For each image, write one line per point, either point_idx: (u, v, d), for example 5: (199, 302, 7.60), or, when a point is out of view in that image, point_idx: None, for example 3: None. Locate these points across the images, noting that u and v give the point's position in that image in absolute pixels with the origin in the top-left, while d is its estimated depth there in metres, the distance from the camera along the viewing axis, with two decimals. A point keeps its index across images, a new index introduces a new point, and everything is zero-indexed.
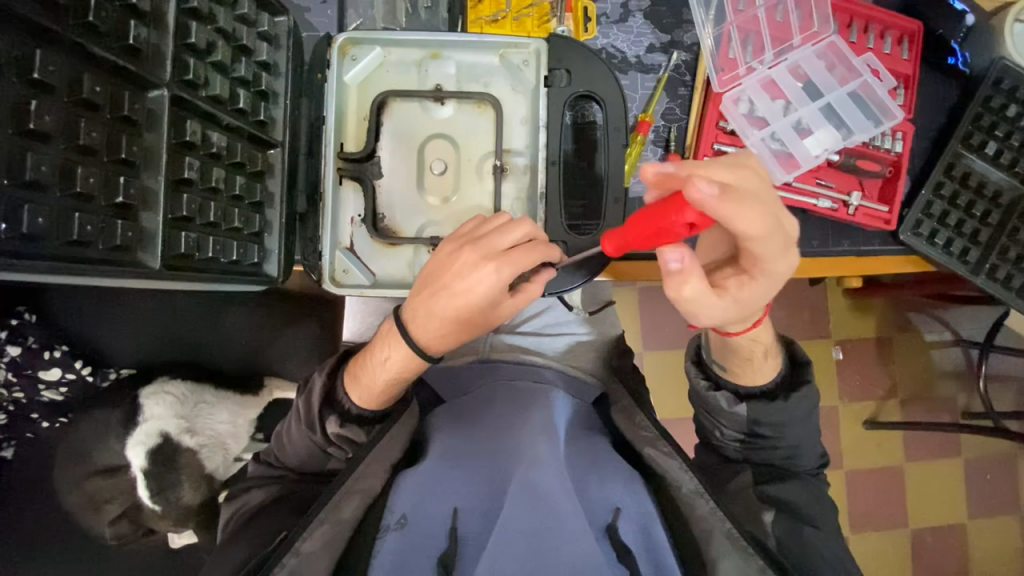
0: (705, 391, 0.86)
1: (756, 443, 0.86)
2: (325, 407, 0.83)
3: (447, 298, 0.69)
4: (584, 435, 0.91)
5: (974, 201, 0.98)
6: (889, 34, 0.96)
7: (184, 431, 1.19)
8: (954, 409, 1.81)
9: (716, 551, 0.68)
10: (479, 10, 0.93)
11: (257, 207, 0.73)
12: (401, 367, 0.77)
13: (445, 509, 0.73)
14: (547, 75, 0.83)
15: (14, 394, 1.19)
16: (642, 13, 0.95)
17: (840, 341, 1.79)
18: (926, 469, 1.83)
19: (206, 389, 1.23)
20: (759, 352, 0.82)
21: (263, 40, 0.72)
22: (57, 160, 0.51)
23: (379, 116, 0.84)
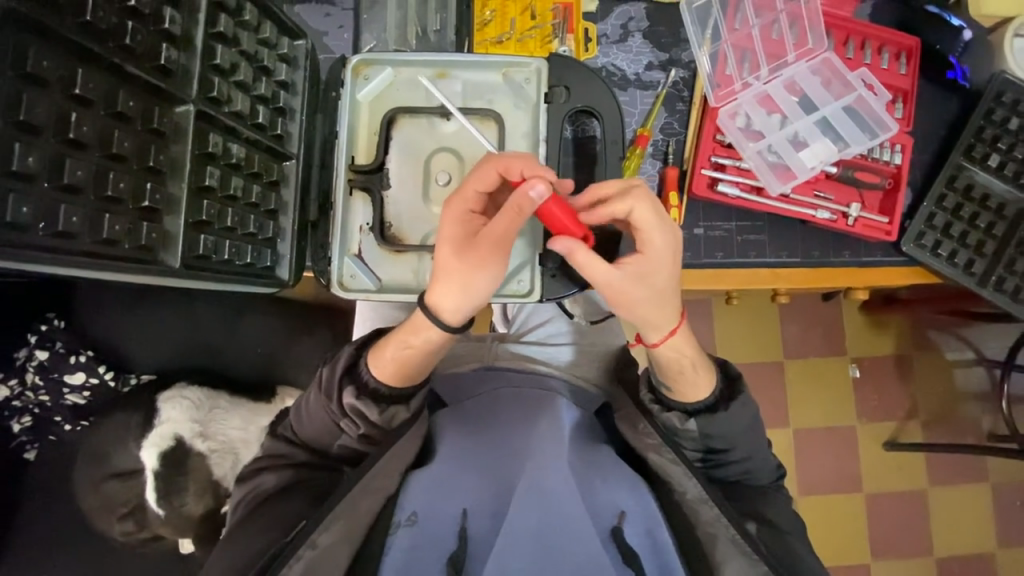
0: (659, 413, 0.91)
1: (716, 458, 0.91)
2: (345, 377, 0.86)
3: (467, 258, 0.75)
4: (588, 441, 0.90)
5: (978, 213, 0.97)
6: (887, 50, 0.98)
7: (196, 436, 1.21)
8: (978, 431, 1.75)
9: (721, 555, 0.72)
10: (485, 32, 0.99)
11: (272, 215, 0.77)
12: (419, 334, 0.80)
13: (454, 511, 0.76)
14: (547, 92, 0.87)
15: (40, 398, 1.27)
16: (641, 33, 0.99)
17: (857, 358, 1.77)
18: (951, 493, 1.76)
19: (221, 395, 1.26)
20: (688, 367, 0.88)
21: (282, 61, 0.78)
22: (92, 166, 0.55)
23: (389, 131, 0.89)
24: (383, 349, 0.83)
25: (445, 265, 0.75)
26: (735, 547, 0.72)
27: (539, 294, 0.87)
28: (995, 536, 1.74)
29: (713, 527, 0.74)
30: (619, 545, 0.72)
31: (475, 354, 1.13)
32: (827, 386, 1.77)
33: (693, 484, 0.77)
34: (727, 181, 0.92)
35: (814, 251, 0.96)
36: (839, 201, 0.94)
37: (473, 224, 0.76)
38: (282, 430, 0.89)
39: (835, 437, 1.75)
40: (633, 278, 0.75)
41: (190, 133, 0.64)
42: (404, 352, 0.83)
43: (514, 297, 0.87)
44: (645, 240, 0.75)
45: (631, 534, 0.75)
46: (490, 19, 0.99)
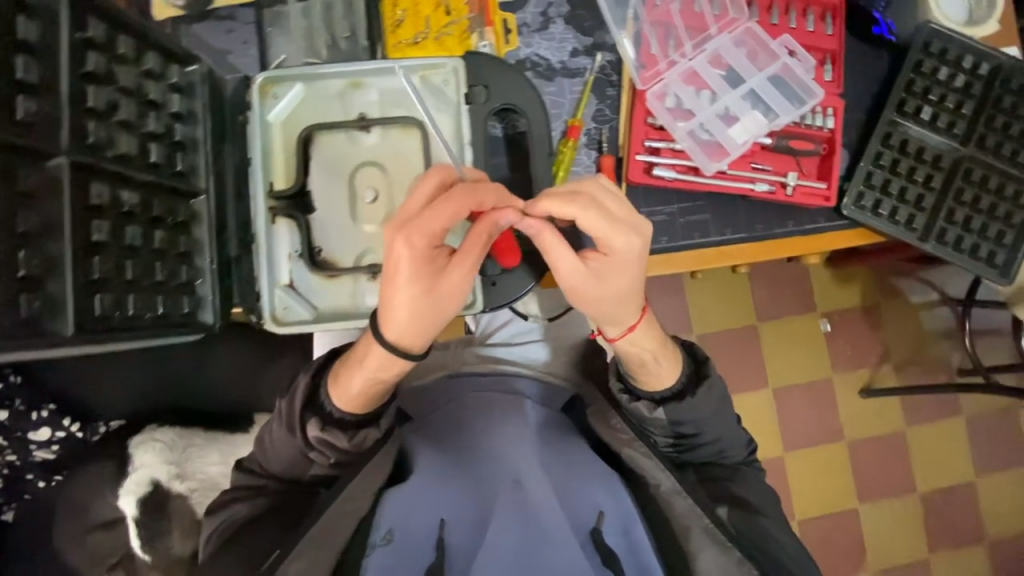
0: (627, 403, 0.89)
1: (686, 443, 0.90)
2: (307, 408, 0.81)
3: (416, 291, 0.72)
4: (558, 444, 0.90)
5: (915, 167, 0.97)
6: (812, 11, 0.96)
7: (173, 477, 1.16)
8: (949, 369, 1.78)
9: (694, 544, 0.71)
10: (398, 33, 0.92)
11: (185, 257, 0.73)
12: (378, 367, 0.77)
13: (431, 522, 0.77)
14: (466, 92, 0.83)
15: (7, 458, 1.15)
16: (562, 19, 0.96)
17: (827, 312, 1.78)
18: (927, 430, 1.81)
19: (196, 432, 1.19)
20: (648, 356, 0.87)
21: (174, 91, 0.73)
22: None
23: (306, 150, 0.85)
24: (349, 382, 0.79)
25: (413, 310, 0.73)
26: (709, 537, 0.70)
27: (482, 304, 0.85)
28: (971, 465, 1.81)
29: (687, 519, 0.73)
30: (596, 544, 0.74)
31: (438, 363, 1.09)
32: (801, 343, 1.79)
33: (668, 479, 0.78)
34: (662, 165, 0.91)
35: (758, 226, 0.95)
36: (777, 171, 0.93)
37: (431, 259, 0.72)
38: (250, 461, 0.85)
39: (812, 392, 1.78)
40: (595, 280, 0.78)
41: (65, 189, 0.58)
42: (373, 384, 0.79)
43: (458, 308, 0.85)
44: (607, 244, 0.75)
45: (611, 535, 0.77)
46: (401, 19, 0.93)
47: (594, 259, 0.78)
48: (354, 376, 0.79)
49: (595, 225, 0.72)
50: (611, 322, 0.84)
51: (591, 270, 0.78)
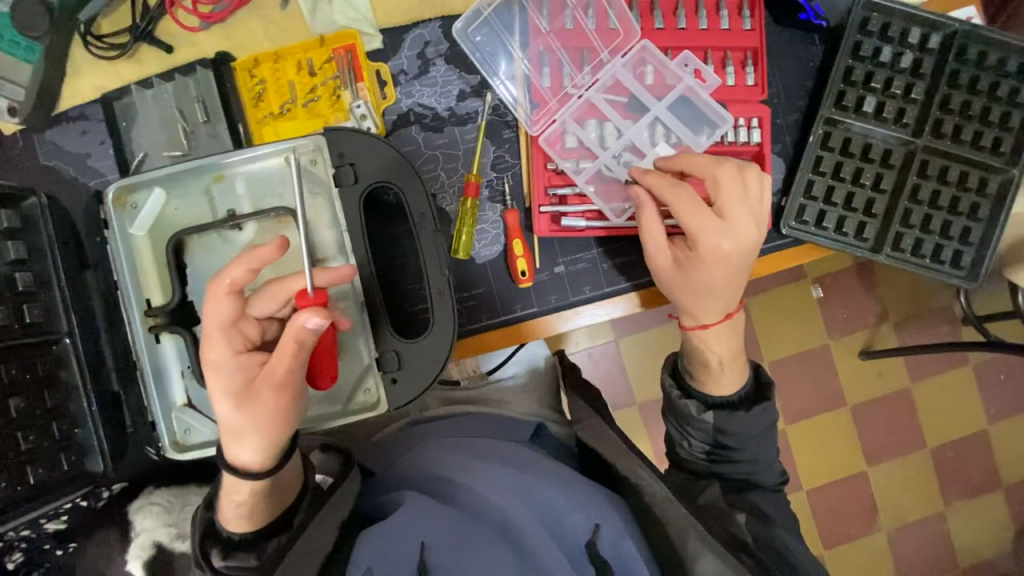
0: (677, 399, 0.83)
1: (722, 455, 0.83)
2: (206, 540, 0.74)
3: (231, 404, 0.63)
4: (534, 463, 0.80)
5: (861, 168, 0.86)
6: (725, 4, 0.83)
7: (177, 538, 0.88)
8: (952, 318, 1.56)
9: (693, 549, 0.67)
10: (262, 108, 0.84)
11: (58, 410, 0.70)
12: (238, 488, 0.70)
13: (412, 546, 0.66)
14: (334, 174, 0.75)
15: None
16: (442, 58, 0.85)
17: (816, 278, 1.55)
18: (935, 384, 1.58)
19: (193, 490, 0.94)
20: (715, 360, 0.83)
21: (11, 236, 0.68)
22: None
23: (179, 259, 0.78)
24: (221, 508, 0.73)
25: (231, 423, 0.63)
26: (705, 543, 0.68)
27: (388, 403, 0.77)
28: (984, 413, 1.58)
29: (682, 524, 0.70)
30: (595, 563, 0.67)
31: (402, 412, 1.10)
32: (792, 315, 1.55)
33: (659, 486, 0.74)
34: (571, 214, 0.82)
35: None
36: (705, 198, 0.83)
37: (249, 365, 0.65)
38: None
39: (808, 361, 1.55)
40: (678, 272, 0.77)
41: None
42: (255, 503, 0.72)
43: (362, 410, 0.78)
44: (701, 238, 0.73)
45: (607, 546, 0.68)
46: (261, 90, 0.84)
47: (709, 236, 0.73)
48: (235, 500, 0.72)
49: (669, 197, 0.73)
50: (689, 316, 0.81)
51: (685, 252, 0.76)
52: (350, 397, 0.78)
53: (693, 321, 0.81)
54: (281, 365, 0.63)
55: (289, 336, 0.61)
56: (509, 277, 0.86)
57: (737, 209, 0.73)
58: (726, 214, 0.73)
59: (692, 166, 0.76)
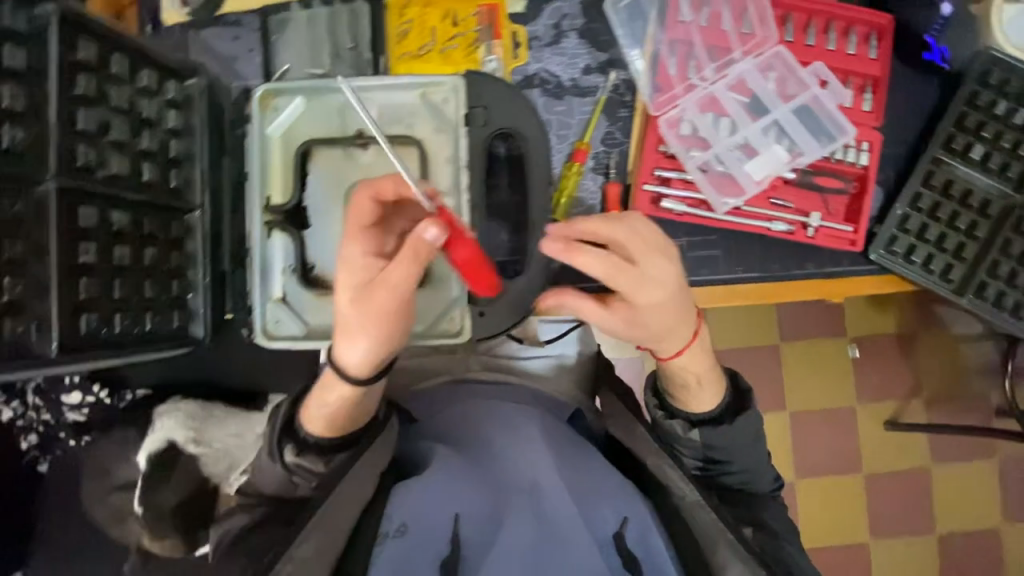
0: (661, 420, 0.83)
1: (715, 468, 0.82)
2: (284, 434, 0.78)
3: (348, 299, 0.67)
4: (571, 446, 0.83)
5: (958, 212, 0.89)
6: (854, 31, 0.87)
7: (189, 440, 1.11)
8: (986, 408, 1.52)
9: (722, 558, 0.67)
10: (403, 45, 0.89)
11: (177, 273, 0.74)
12: (337, 396, 0.74)
13: (445, 517, 0.71)
14: (466, 114, 0.80)
15: (42, 415, 1.21)
16: (576, 32, 0.90)
17: (856, 337, 1.52)
18: (956, 471, 1.54)
19: (214, 404, 1.14)
20: (692, 379, 0.79)
21: (171, 107, 0.72)
22: None
23: (305, 165, 0.84)
24: (311, 408, 0.76)
25: (349, 316, 0.68)
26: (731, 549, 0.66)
27: (470, 334, 0.83)
28: (1000, 509, 1.54)
29: (710, 531, 0.69)
30: (619, 551, 0.71)
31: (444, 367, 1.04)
32: (823, 369, 1.53)
33: (691, 490, 0.72)
34: (672, 197, 0.86)
35: (776, 266, 0.89)
36: (800, 209, 0.87)
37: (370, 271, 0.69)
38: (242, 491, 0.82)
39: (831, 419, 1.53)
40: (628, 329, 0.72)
41: (54, 212, 0.58)
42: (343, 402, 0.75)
43: (444, 334, 0.83)
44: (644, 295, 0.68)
45: (630, 538, 0.72)
46: (407, 29, 0.89)
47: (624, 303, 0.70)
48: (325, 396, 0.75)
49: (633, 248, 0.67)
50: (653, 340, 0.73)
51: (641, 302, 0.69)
52: (431, 324, 0.83)
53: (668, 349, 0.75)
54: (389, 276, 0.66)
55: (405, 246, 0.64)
56: None
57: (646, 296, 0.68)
58: (631, 301, 0.68)
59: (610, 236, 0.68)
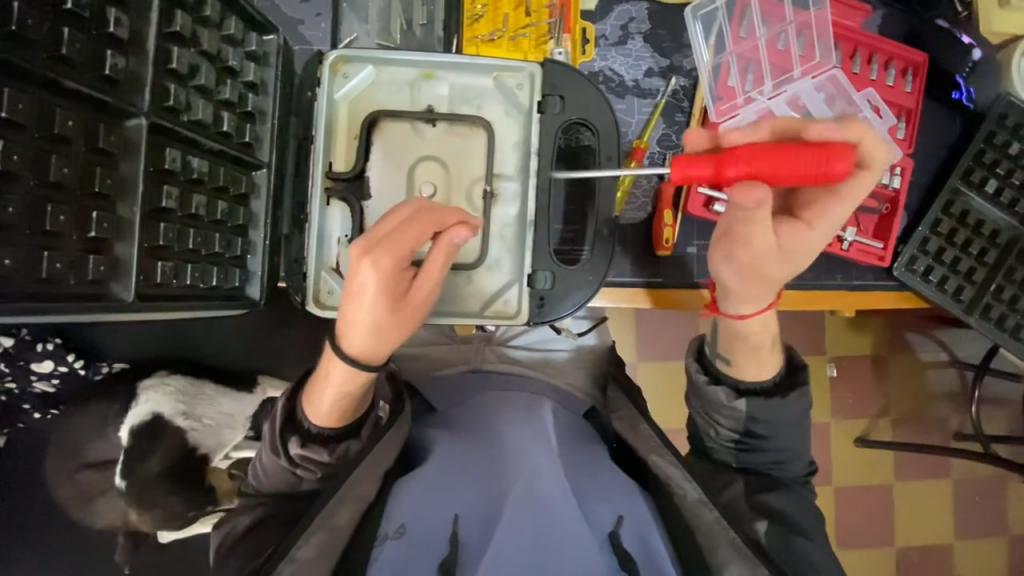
0: (705, 385, 0.75)
1: (752, 444, 0.75)
2: (287, 427, 0.75)
3: (365, 303, 0.64)
4: (576, 448, 0.81)
5: (970, 240, 0.96)
6: (893, 65, 0.95)
7: (178, 414, 1.14)
8: (945, 432, 1.59)
9: (720, 557, 0.62)
10: (474, 28, 0.91)
11: (240, 230, 0.72)
12: (345, 382, 0.70)
13: (444, 516, 0.67)
14: (541, 101, 0.82)
15: (5, 384, 1.13)
16: (641, 36, 0.93)
17: (834, 357, 1.57)
18: (919, 489, 1.61)
19: (206, 382, 1.19)
20: (766, 340, 0.73)
21: (250, 60, 0.71)
22: (75, 208, 0.53)
23: (369, 134, 0.82)
24: (316, 396, 0.73)
25: (370, 320, 0.65)
26: (733, 548, 0.62)
27: (526, 317, 0.83)
28: (953, 525, 1.61)
29: (712, 531, 0.64)
30: (616, 549, 0.64)
31: (464, 356, 1.07)
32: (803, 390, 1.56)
33: (692, 488, 0.67)
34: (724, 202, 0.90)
35: (806, 275, 0.96)
36: (835, 224, 0.93)
37: (398, 277, 0.65)
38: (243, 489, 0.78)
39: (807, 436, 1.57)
40: (776, 255, 0.68)
41: (141, 149, 0.57)
42: (344, 397, 0.72)
43: (500, 317, 0.84)
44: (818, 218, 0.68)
45: (629, 538, 0.67)
46: (480, 13, 0.91)
47: (789, 231, 0.68)
48: (326, 390, 0.72)
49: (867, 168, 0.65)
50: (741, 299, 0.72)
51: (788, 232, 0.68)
52: (488, 304, 0.84)
53: (738, 308, 0.72)
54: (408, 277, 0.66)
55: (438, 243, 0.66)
56: (649, 246, 0.94)
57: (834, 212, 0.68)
58: (815, 228, 0.68)
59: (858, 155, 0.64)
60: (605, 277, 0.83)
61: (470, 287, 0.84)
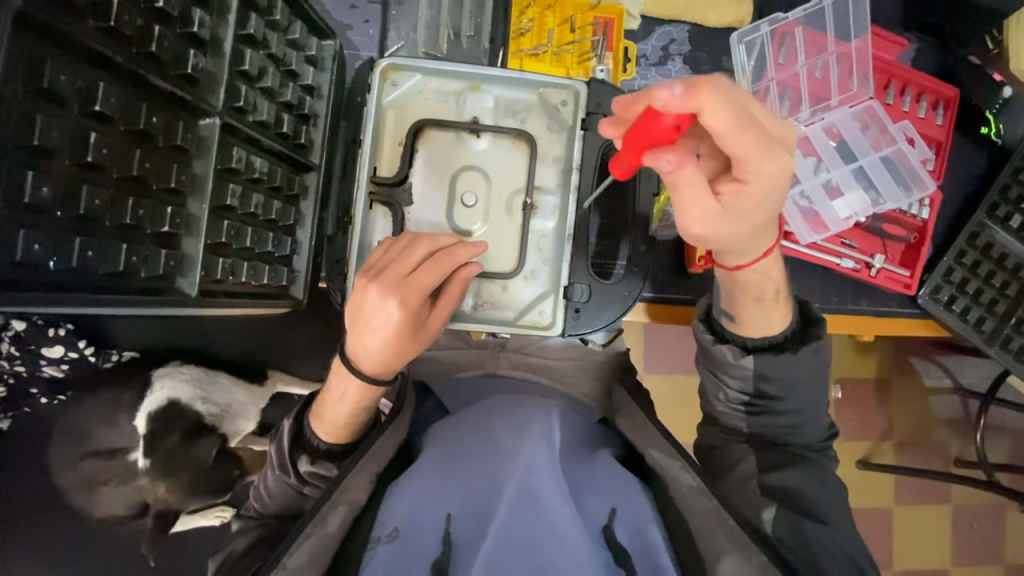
0: (710, 345, 0.71)
1: (763, 407, 0.71)
2: (294, 447, 0.81)
3: (379, 335, 0.69)
4: (586, 442, 0.79)
5: (993, 271, 0.97)
6: (925, 98, 0.97)
7: (197, 398, 1.12)
8: (945, 455, 1.53)
9: (715, 548, 0.60)
10: (519, 42, 0.94)
11: (288, 230, 0.78)
12: (358, 399, 0.76)
13: (438, 516, 0.64)
14: (584, 118, 0.84)
15: (15, 367, 1.10)
16: (681, 57, 0.97)
17: (840, 378, 1.51)
18: (917, 514, 1.54)
19: (219, 372, 1.20)
20: (769, 291, 0.68)
21: (309, 63, 0.76)
22: (152, 204, 0.56)
23: (415, 141, 0.84)
24: (323, 413, 0.78)
25: (388, 345, 0.70)
26: (730, 538, 0.60)
27: (560, 328, 0.85)
28: (951, 552, 1.54)
29: (710, 524, 0.62)
30: (608, 541, 0.61)
31: (477, 361, 1.01)
32: None
33: (690, 477, 0.66)
34: None
35: (832, 298, 0.97)
36: (863, 250, 0.96)
37: (419, 310, 0.70)
38: (244, 515, 0.80)
39: None
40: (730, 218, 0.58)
41: (213, 148, 0.61)
42: (357, 413, 0.78)
43: (534, 328, 0.86)
44: (752, 168, 0.55)
45: (623, 534, 0.63)
46: (527, 28, 0.93)
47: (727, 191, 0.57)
48: (335, 409, 0.78)
49: (732, 121, 0.52)
50: (737, 253, 0.65)
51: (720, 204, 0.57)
52: (522, 314, 0.86)
53: (735, 259, 0.66)
54: (418, 303, 0.69)
55: (444, 270, 0.70)
56: (682, 263, 0.97)
57: (768, 157, 0.54)
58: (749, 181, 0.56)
59: (711, 126, 0.52)
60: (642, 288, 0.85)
61: (505, 296, 0.86)
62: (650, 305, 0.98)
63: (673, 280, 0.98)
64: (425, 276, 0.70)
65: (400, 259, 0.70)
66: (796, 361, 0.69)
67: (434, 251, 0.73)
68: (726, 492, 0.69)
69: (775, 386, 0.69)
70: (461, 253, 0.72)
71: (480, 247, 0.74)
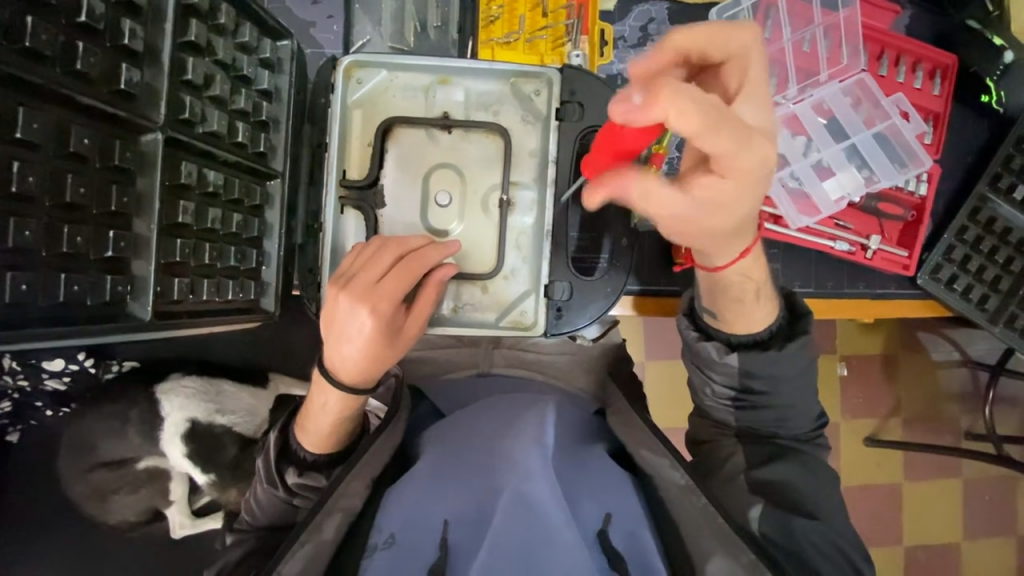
0: (694, 341, 0.69)
1: (749, 401, 0.69)
2: (281, 459, 0.79)
3: (349, 346, 0.67)
4: (578, 440, 0.76)
5: (996, 247, 0.93)
6: (921, 67, 0.92)
7: (213, 413, 1.12)
8: (955, 430, 1.50)
9: (704, 548, 0.59)
10: (490, 30, 0.89)
11: (255, 242, 0.76)
12: (342, 409, 0.74)
13: (434, 522, 0.62)
14: (559, 108, 0.81)
15: (19, 381, 1.12)
16: (661, 37, 0.92)
17: (845, 356, 1.47)
18: (926, 490, 1.52)
19: (223, 380, 1.18)
20: (750, 292, 0.65)
21: (264, 67, 0.73)
22: (92, 227, 0.55)
23: (384, 141, 0.81)
24: (306, 423, 0.77)
25: (364, 354, 0.68)
26: (718, 540, 0.58)
27: (543, 328, 0.83)
28: (962, 527, 1.52)
29: (697, 522, 0.61)
30: (605, 551, 0.59)
31: (468, 360, 0.98)
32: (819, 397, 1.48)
33: (679, 475, 0.64)
34: None
35: (828, 282, 0.94)
36: (859, 232, 0.92)
37: (394, 316, 0.68)
38: (234, 528, 0.79)
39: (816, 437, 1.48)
40: (708, 216, 0.53)
41: (157, 165, 0.59)
42: (339, 424, 0.76)
43: (516, 329, 0.83)
44: (728, 163, 0.49)
45: (619, 538, 0.62)
46: (496, 15, 0.89)
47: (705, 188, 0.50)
48: (319, 419, 0.76)
49: (700, 120, 0.44)
50: (717, 251, 0.61)
51: (696, 204, 0.51)
52: (504, 314, 0.83)
53: (715, 258, 0.62)
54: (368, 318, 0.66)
55: (415, 274, 0.69)
56: (669, 252, 0.94)
57: (751, 148, 0.48)
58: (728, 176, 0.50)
59: (681, 129, 0.45)
60: (624, 280, 0.84)
61: (485, 297, 0.83)
62: (643, 297, 0.95)
63: (665, 269, 0.95)
64: (395, 282, 0.67)
65: (369, 264, 0.68)
66: (784, 351, 0.66)
67: (403, 256, 0.70)
68: (716, 488, 0.68)
69: (765, 379, 0.67)
70: (432, 255, 0.70)
71: (453, 248, 0.73)
